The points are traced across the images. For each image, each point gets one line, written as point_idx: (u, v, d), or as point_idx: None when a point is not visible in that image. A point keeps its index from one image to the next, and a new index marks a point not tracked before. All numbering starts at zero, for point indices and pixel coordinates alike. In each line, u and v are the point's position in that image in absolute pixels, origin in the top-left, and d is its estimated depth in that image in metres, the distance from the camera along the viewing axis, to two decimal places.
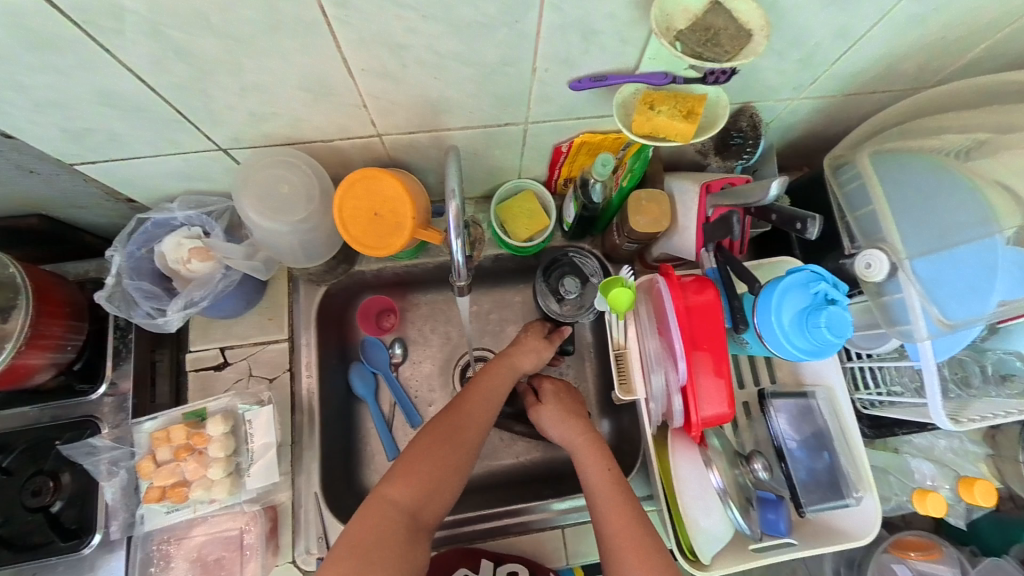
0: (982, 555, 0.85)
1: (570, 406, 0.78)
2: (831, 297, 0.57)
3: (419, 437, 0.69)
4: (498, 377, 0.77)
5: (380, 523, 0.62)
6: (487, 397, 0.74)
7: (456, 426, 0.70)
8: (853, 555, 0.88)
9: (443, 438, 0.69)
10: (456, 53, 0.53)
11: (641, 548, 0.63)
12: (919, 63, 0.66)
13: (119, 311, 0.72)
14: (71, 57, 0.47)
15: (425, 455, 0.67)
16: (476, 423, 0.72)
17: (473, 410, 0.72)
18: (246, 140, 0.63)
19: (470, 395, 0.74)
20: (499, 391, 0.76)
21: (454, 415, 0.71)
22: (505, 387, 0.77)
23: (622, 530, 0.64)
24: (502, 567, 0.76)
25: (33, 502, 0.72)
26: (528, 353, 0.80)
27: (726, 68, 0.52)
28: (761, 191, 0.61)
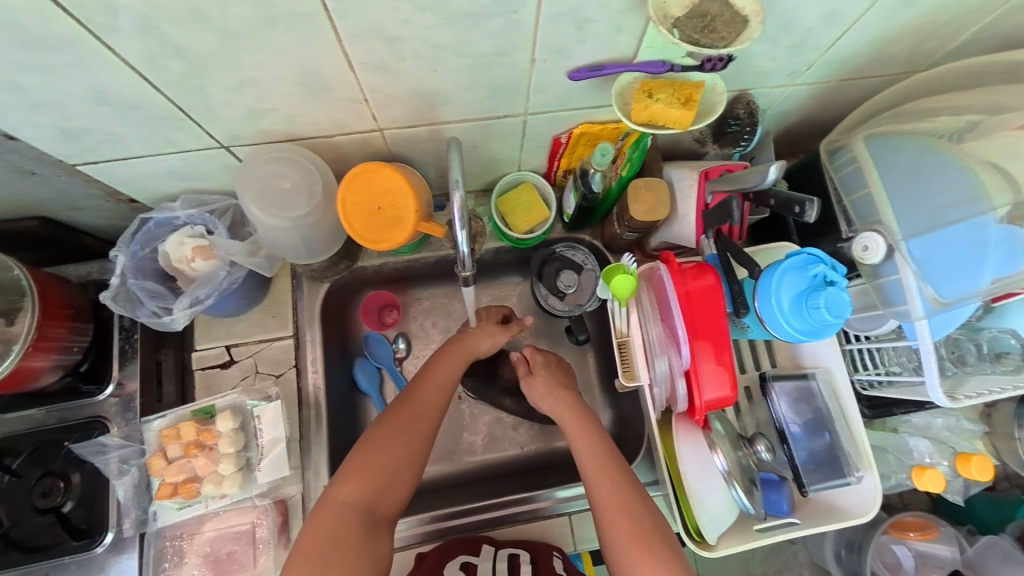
0: (979, 533, 0.88)
1: (559, 377, 0.79)
2: (829, 279, 0.58)
3: (371, 433, 0.70)
4: (452, 363, 0.77)
5: (334, 523, 0.63)
6: (440, 385, 0.74)
7: (408, 418, 0.71)
8: (853, 536, 0.88)
9: (394, 431, 0.69)
10: (453, 45, 0.54)
11: (627, 513, 0.65)
12: (909, 47, 0.67)
13: (124, 311, 0.72)
14: (68, 55, 0.47)
15: (376, 450, 0.68)
16: (427, 413, 0.72)
17: (425, 399, 0.73)
18: (244, 137, 0.64)
19: (422, 385, 0.74)
20: (452, 376, 0.76)
21: (405, 407, 0.72)
22: (459, 370, 0.77)
23: (609, 494, 0.67)
24: (503, 551, 0.76)
25: (42, 503, 0.72)
26: (482, 337, 0.80)
27: (723, 54, 0.53)
28: (759, 176, 0.63)
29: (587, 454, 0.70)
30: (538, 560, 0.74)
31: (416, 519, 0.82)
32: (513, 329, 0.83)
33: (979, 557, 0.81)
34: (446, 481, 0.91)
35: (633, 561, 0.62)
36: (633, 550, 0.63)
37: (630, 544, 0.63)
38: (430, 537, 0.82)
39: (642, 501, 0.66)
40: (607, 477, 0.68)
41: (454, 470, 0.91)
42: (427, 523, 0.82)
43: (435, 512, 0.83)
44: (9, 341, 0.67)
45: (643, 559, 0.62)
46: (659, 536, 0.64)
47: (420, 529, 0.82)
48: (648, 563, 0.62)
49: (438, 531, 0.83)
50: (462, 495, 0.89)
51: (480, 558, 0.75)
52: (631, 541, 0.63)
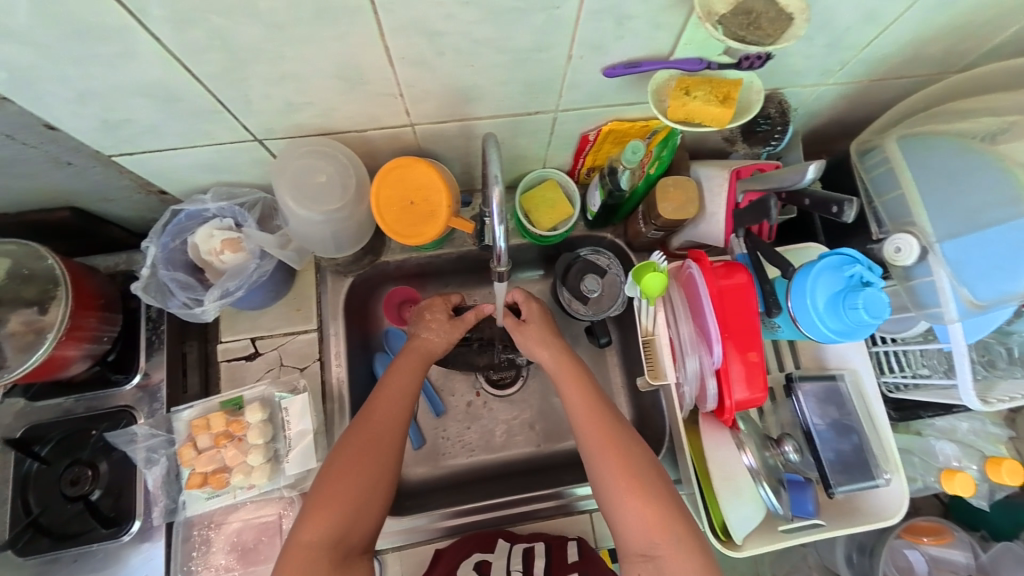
0: (993, 540, 0.86)
1: (549, 325, 0.80)
2: (866, 279, 0.59)
3: (330, 463, 0.67)
4: (409, 375, 0.74)
5: (303, 563, 0.61)
6: (397, 400, 0.71)
7: (367, 442, 0.68)
8: (865, 539, 0.89)
9: (353, 456, 0.67)
10: (492, 39, 0.54)
11: (619, 457, 0.66)
12: (945, 47, 0.67)
13: (155, 301, 0.72)
14: (116, 46, 0.48)
15: (337, 478, 0.65)
16: (385, 434, 0.69)
17: (382, 418, 0.70)
18: (278, 130, 0.64)
19: (379, 404, 0.71)
20: (408, 384, 0.74)
21: (362, 430, 0.69)
22: (414, 377, 0.75)
23: (598, 435, 0.68)
24: (518, 546, 0.77)
25: (71, 491, 0.73)
26: (437, 336, 0.80)
27: (767, 51, 0.53)
28: (796, 175, 0.63)
29: (579, 403, 0.71)
30: (553, 549, 0.76)
31: (437, 513, 0.83)
32: (466, 320, 0.81)
33: (993, 564, 0.81)
34: (464, 475, 0.91)
35: (627, 503, 0.64)
36: (625, 492, 0.64)
37: (624, 487, 0.64)
38: (450, 532, 0.83)
39: (633, 442, 0.68)
40: (597, 422, 0.69)
41: (473, 464, 0.92)
42: (448, 518, 0.83)
43: (457, 507, 0.83)
44: (41, 330, 0.68)
45: (637, 500, 0.64)
46: (651, 477, 0.65)
47: (441, 524, 0.83)
48: (638, 494, 0.64)
49: (460, 527, 0.83)
50: (482, 491, 0.89)
51: (494, 555, 0.75)
52: (624, 484, 0.65)
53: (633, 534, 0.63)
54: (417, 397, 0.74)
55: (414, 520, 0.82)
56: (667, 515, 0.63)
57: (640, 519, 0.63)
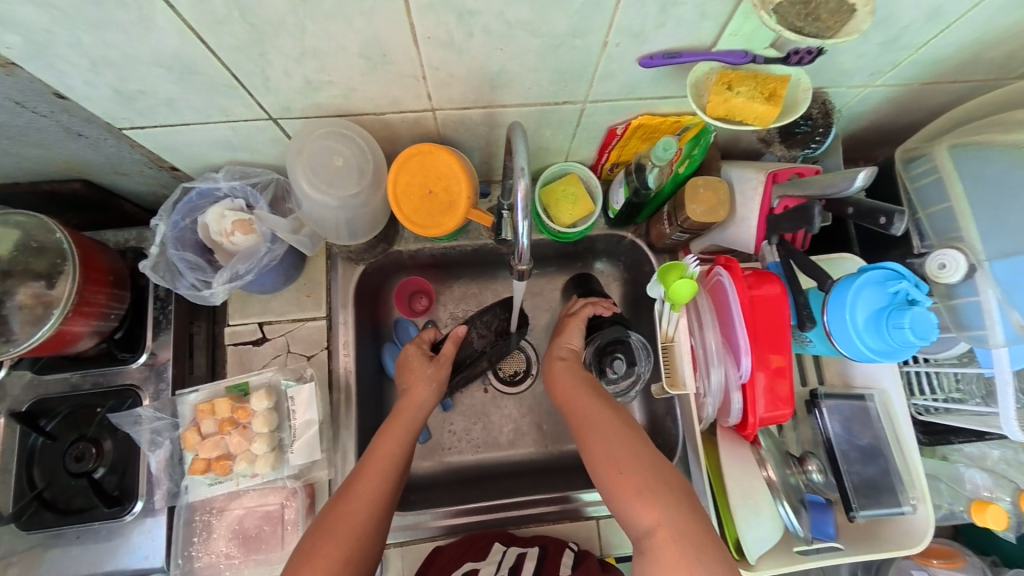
0: (1004, 565, 0.82)
1: (573, 324, 0.81)
2: (912, 297, 0.55)
3: (304, 541, 0.62)
4: (396, 440, 0.70)
5: None
6: (382, 470, 0.67)
7: (346, 517, 0.62)
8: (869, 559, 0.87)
9: (330, 532, 0.61)
10: (526, 22, 0.50)
11: (589, 447, 0.64)
12: (1008, 51, 0.62)
13: (162, 281, 0.70)
14: (131, 11, 0.45)
15: (309, 557, 0.59)
16: (365, 509, 0.64)
17: (364, 490, 0.65)
18: (296, 110, 0.61)
19: (364, 474, 0.66)
20: (395, 449, 0.69)
21: (344, 503, 0.64)
22: (400, 446, 0.70)
23: (579, 418, 0.68)
24: (513, 549, 0.73)
25: (75, 467, 0.72)
26: (420, 384, 0.77)
27: (824, 45, 0.49)
28: (844, 181, 0.59)
29: (566, 399, 0.72)
30: (549, 555, 0.72)
31: (441, 511, 0.81)
32: (444, 356, 0.81)
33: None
34: (470, 472, 0.90)
35: (608, 494, 0.60)
36: (604, 472, 0.61)
37: (600, 476, 0.61)
38: (452, 531, 0.81)
39: (612, 422, 0.64)
40: (580, 412, 0.68)
41: (479, 462, 0.91)
42: (451, 517, 0.81)
43: (461, 506, 0.82)
44: (49, 304, 0.66)
45: (613, 488, 0.59)
46: (623, 460, 0.60)
47: (443, 523, 0.81)
48: (616, 474, 0.59)
49: (463, 526, 0.82)
50: (486, 489, 0.87)
51: (486, 563, 0.71)
52: (598, 472, 0.62)
53: (626, 527, 0.59)
54: (405, 468, 0.69)
55: (417, 516, 0.81)
56: (649, 498, 0.56)
57: (623, 507, 0.58)
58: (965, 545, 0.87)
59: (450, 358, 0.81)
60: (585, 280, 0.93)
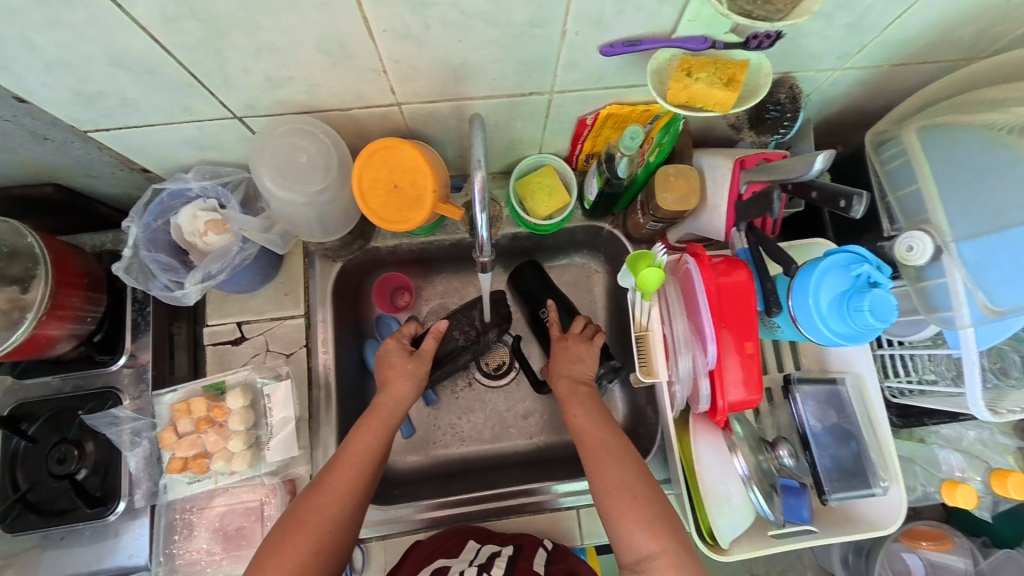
0: (994, 546, 0.82)
1: (586, 348, 0.81)
2: (873, 280, 0.55)
3: (274, 531, 0.63)
4: (373, 435, 0.71)
5: None
6: (355, 464, 0.68)
7: (316, 512, 0.63)
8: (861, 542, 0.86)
9: (300, 525, 0.62)
10: (482, 12, 0.50)
11: (605, 473, 0.67)
12: (976, 30, 0.62)
13: (137, 283, 0.71)
14: (80, 11, 0.45)
15: (279, 548, 0.61)
16: (336, 503, 0.65)
17: (336, 484, 0.66)
18: (261, 107, 0.61)
19: (338, 468, 0.67)
20: (372, 445, 0.70)
21: (314, 498, 0.65)
22: (376, 442, 0.70)
23: (591, 440, 0.70)
24: (486, 547, 0.74)
25: (58, 469, 0.73)
26: (399, 379, 0.76)
27: (777, 28, 0.50)
28: (804, 165, 0.58)
29: (578, 420, 0.73)
30: (522, 554, 0.72)
31: (423, 504, 0.82)
32: (425, 352, 0.79)
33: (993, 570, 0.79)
34: (454, 465, 0.91)
35: (613, 518, 0.64)
36: (617, 498, 0.65)
37: (611, 501, 0.65)
38: (433, 523, 0.82)
39: (627, 452, 0.69)
40: (592, 436, 0.71)
41: (462, 455, 0.91)
42: (432, 509, 0.82)
43: (442, 499, 0.83)
44: (24, 308, 0.67)
45: (624, 513, 0.63)
46: (640, 490, 0.65)
47: (425, 515, 0.82)
48: (632, 501, 0.64)
49: (444, 518, 0.82)
50: (469, 482, 0.88)
51: (459, 558, 0.71)
52: (609, 497, 0.65)
53: (623, 548, 0.63)
54: (382, 463, 0.70)
55: (398, 510, 0.82)
56: (657, 527, 0.62)
57: (629, 532, 0.62)
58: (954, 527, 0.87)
59: (430, 354, 0.79)
60: (539, 270, 0.93)
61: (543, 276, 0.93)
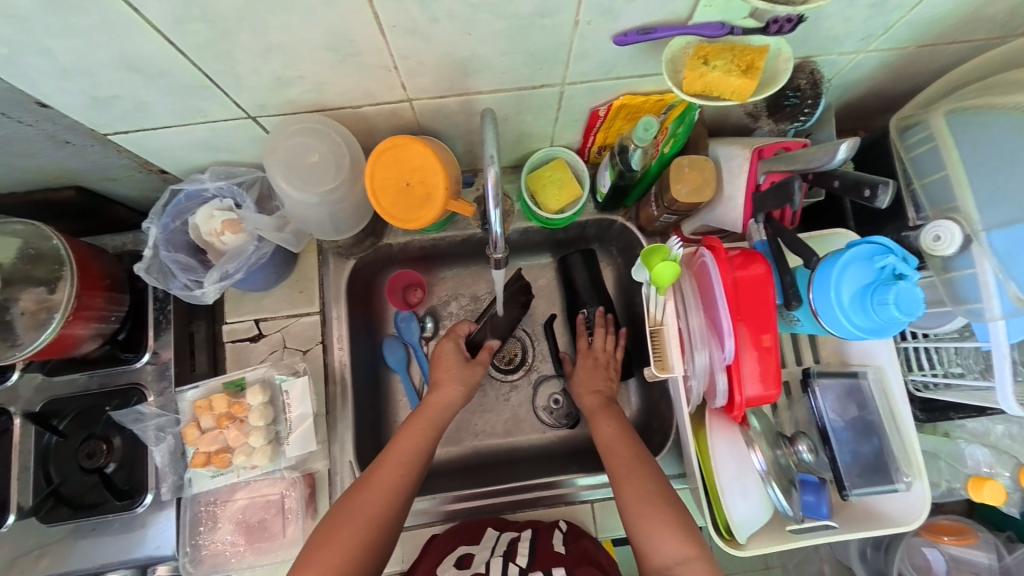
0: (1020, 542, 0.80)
1: (600, 369, 0.85)
2: (899, 272, 0.53)
3: (324, 522, 0.65)
4: (417, 436, 0.73)
5: None
6: (401, 461, 0.70)
7: (364, 505, 0.65)
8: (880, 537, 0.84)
9: (346, 519, 0.64)
10: (490, 4, 0.49)
11: (634, 481, 0.68)
12: (1008, 7, 0.59)
13: (157, 283, 0.72)
14: (93, 16, 0.45)
15: (327, 540, 0.62)
16: (382, 500, 0.66)
17: (382, 480, 0.67)
18: (271, 107, 0.61)
19: (384, 465, 0.69)
20: (419, 445, 0.72)
21: (361, 492, 0.67)
22: (422, 442, 0.73)
23: (616, 448, 0.73)
24: (505, 535, 0.75)
25: (87, 464, 0.74)
26: (445, 387, 0.79)
27: (797, 13, 0.49)
28: (826, 155, 0.56)
29: (604, 435, 0.75)
30: (539, 537, 0.74)
31: (442, 497, 0.83)
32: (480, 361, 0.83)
33: (1019, 567, 0.76)
34: (469, 460, 0.91)
35: (642, 524, 0.64)
36: (644, 505, 0.65)
37: (640, 506, 0.66)
38: (450, 517, 0.83)
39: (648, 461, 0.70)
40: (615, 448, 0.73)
41: (477, 449, 0.92)
42: (451, 503, 0.83)
43: (459, 492, 0.83)
44: (51, 308, 0.69)
45: (653, 519, 0.64)
46: (668, 497, 0.66)
47: (442, 509, 0.83)
48: (658, 505, 0.65)
49: (461, 512, 0.83)
50: (483, 476, 0.89)
51: (479, 547, 0.73)
52: (638, 501, 0.66)
53: (653, 554, 0.63)
54: (426, 464, 0.72)
55: (418, 503, 0.82)
56: (685, 533, 0.63)
57: (657, 535, 0.63)
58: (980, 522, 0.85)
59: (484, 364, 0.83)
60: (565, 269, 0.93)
61: (592, 270, 0.91)
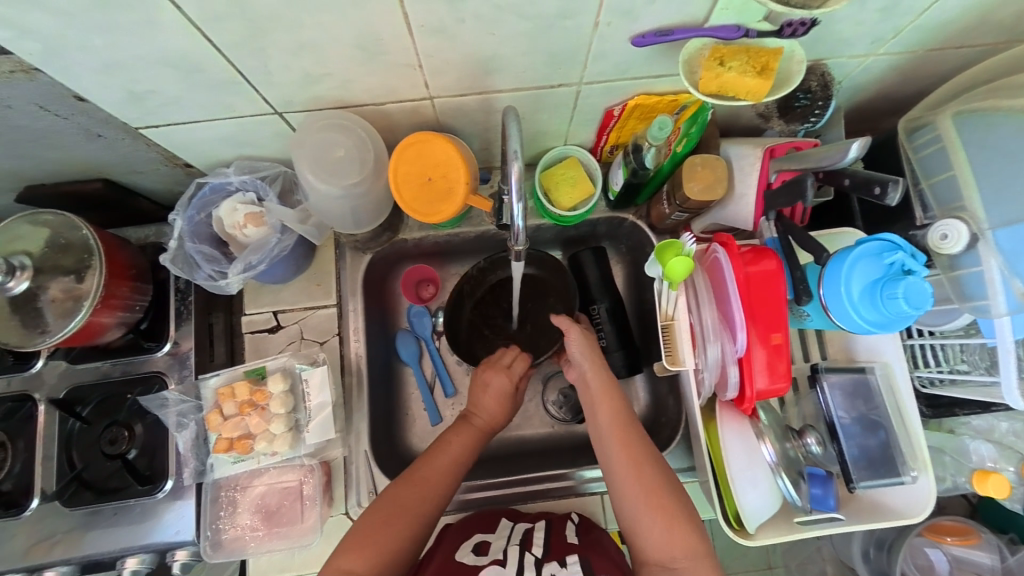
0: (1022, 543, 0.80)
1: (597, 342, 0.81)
2: (907, 268, 0.55)
3: (375, 507, 0.69)
4: (467, 444, 0.76)
5: None
6: (452, 466, 0.73)
7: (416, 501, 0.69)
8: (884, 537, 0.85)
9: (399, 510, 0.68)
10: (514, 5, 0.51)
11: (644, 485, 0.67)
12: (1015, 12, 0.60)
13: (182, 273, 0.74)
14: (136, 14, 0.47)
15: (381, 529, 0.66)
16: (434, 498, 0.70)
17: (436, 481, 0.71)
18: (298, 103, 0.63)
19: (434, 464, 0.73)
20: (470, 448, 0.76)
21: (413, 487, 0.70)
22: (473, 445, 0.76)
23: (617, 439, 0.71)
24: (520, 525, 0.77)
25: (110, 450, 0.78)
26: (492, 404, 0.80)
27: (813, 15, 0.51)
28: (838, 153, 0.60)
29: (607, 421, 0.73)
30: (553, 528, 0.76)
31: None
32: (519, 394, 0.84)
33: (1021, 567, 0.77)
34: (479, 452, 0.93)
35: (649, 526, 0.65)
36: (645, 500, 0.66)
37: (649, 509, 0.66)
38: (462, 507, 0.85)
39: (651, 456, 0.70)
40: (621, 440, 0.71)
41: (488, 442, 0.93)
42: (463, 493, 0.84)
43: (471, 482, 0.85)
44: (78, 297, 0.70)
45: (656, 515, 0.65)
46: (669, 495, 0.67)
47: (454, 499, 0.84)
48: (658, 500, 0.66)
49: (472, 502, 0.85)
50: (494, 468, 0.90)
51: (495, 535, 0.74)
52: (646, 504, 0.66)
53: (651, 548, 0.65)
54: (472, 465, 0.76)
55: None
56: (683, 529, 0.64)
57: (663, 537, 0.64)
58: (984, 523, 0.87)
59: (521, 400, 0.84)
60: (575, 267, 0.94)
61: (604, 267, 0.92)
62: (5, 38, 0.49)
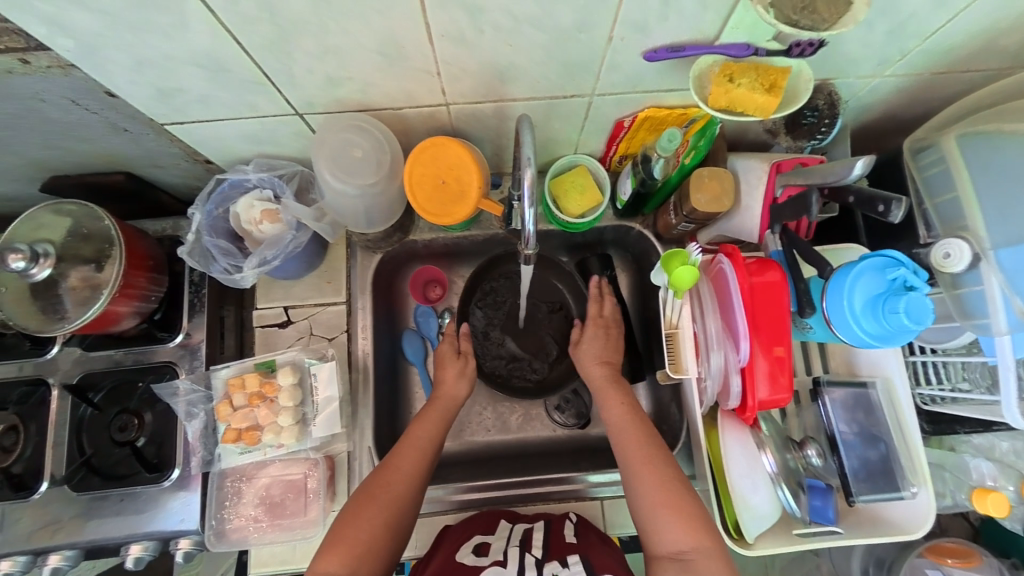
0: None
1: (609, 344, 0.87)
2: (910, 284, 0.56)
3: (349, 505, 0.69)
4: (432, 425, 0.78)
5: None
6: (420, 450, 0.74)
7: (385, 484, 0.70)
8: (884, 556, 0.86)
9: (370, 500, 0.69)
10: (532, 18, 0.53)
11: (654, 470, 0.70)
12: (1020, 39, 0.62)
13: (198, 265, 0.76)
14: (172, 16, 0.50)
15: (353, 521, 0.67)
16: (403, 482, 0.71)
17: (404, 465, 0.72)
18: (319, 104, 0.66)
19: (401, 450, 0.74)
20: (435, 432, 0.77)
21: (382, 475, 0.71)
22: (436, 430, 0.78)
23: (625, 431, 0.75)
24: (519, 526, 0.77)
25: (120, 436, 0.79)
26: (454, 380, 0.84)
27: (822, 36, 0.52)
28: (845, 169, 0.62)
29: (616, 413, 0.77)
30: (552, 528, 0.77)
31: (453, 487, 0.85)
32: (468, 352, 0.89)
33: None
34: (481, 453, 0.93)
35: (662, 515, 0.66)
36: (656, 491, 0.68)
37: (660, 502, 0.67)
38: (462, 506, 0.85)
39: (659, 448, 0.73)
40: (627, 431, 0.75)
41: (490, 443, 0.94)
42: (462, 493, 0.85)
43: (471, 483, 0.86)
44: (96, 286, 0.72)
45: (668, 505, 0.66)
46: (678, 486, 0.68)
47: (455, 498, 0.85)
48: (668, 491, 0.68)
49: (473, 502, 0.86)
50: (496, 467, 0.91)
51: (495, 537, 0.75)
52: (660, 495, 0.68)
53: (659, 539, 0.65)
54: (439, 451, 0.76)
55: (431, 491, 0.85)
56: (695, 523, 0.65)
57: (675, 529, 0.65)
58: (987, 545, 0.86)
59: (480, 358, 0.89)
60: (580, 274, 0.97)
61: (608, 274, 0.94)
62: (44, 34, 0.51)
